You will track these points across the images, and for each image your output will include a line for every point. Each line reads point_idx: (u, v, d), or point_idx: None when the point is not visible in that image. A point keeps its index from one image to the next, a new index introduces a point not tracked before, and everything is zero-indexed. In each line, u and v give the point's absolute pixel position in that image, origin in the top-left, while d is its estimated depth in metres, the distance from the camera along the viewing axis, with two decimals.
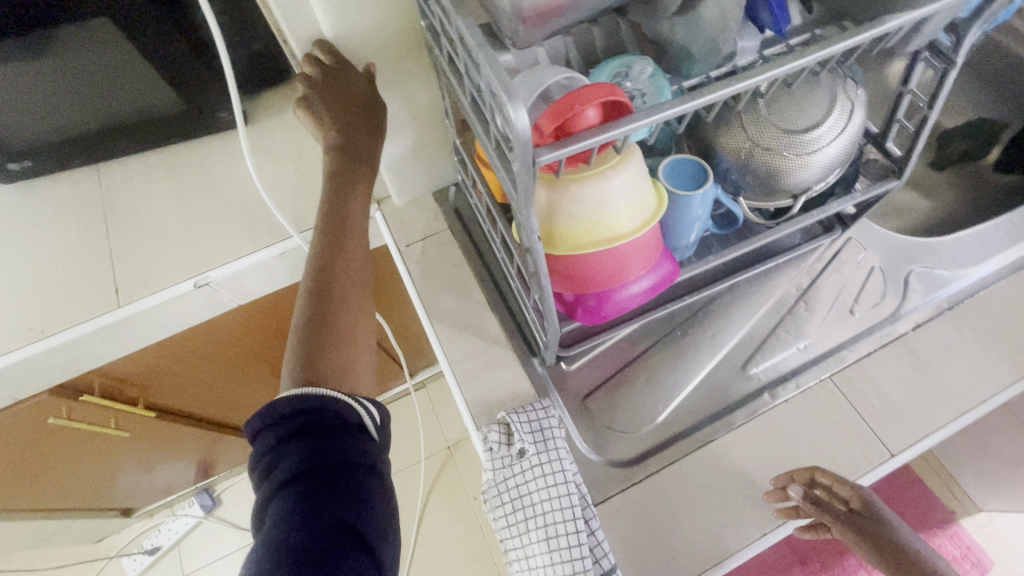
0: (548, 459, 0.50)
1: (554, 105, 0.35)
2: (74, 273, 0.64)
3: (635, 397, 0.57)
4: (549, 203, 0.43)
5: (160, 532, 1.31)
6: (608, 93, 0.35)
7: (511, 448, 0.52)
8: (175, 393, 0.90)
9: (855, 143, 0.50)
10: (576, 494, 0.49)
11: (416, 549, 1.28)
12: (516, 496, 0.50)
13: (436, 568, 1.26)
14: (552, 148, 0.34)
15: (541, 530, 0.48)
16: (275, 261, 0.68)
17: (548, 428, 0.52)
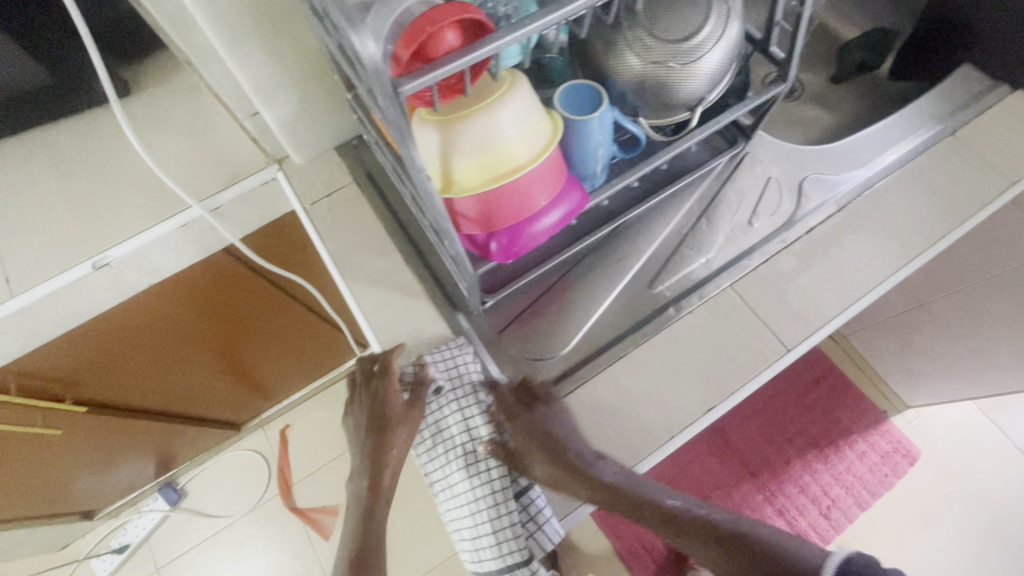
0: (464, 397, 0.52)
1: (408, 29, 0.32)
2: None
3: (550, 325, 0.59)
4: (441, 141, 0.42)
5: (126, 530, 1.29)
6: (462, 10, 0.33)
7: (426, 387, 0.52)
8: (107, 386, 0.88)
9: (736, 50, 0.51)
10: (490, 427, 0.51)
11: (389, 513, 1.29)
12: (438, 429, 0.52)
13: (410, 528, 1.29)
14: (414, 76, 0.32)
15: (461, 459, 0.51)
16: (178, 235, 0.65)
17: (467, 368, 0.53)
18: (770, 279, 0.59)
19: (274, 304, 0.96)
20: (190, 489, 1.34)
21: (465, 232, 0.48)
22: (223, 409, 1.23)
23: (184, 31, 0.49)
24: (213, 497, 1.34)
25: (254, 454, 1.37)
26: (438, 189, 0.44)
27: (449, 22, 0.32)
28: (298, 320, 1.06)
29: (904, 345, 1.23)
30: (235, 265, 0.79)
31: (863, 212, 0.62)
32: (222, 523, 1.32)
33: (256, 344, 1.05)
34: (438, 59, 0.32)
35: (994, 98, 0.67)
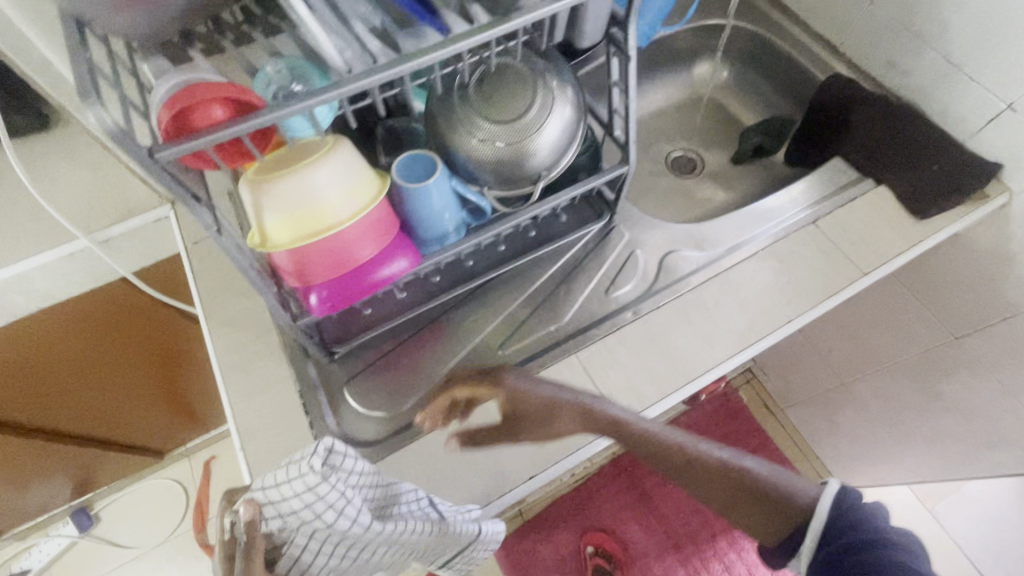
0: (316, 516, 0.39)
1: (174, 97, 0.35)
2: None
3: (396, 378, 0.60)
4: (251, 196, 0.44)
5: (31, 554, 1.26)
6: (228, 89, 0.35)
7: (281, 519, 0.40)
8: (7, 404, 0.88)
9: (568, 132, 0.54)
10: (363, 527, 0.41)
11: None
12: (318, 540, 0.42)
13: None
14: (170, 143, 0.34)
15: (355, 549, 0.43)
16: (63, 263, 0.68)
17: (309, 483, 0.39)
18: (614, 351, 0.60)
19: (171, 336, 0.97)
20: (104, 520, 1.31)
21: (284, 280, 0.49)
22: (131, 440, 1.21)
23: (57, 82, 0.53)
24: (126, 526, 1.31)
25: (170, 487, 1.35)
26: (247, 241, 0.46)
27: (210, 98, 0.35)
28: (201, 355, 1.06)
29: (832, 423, 1.21)
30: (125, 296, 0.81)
31: (717, 291, 0.63)
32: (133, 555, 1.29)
33: (157, 376, 1.05)
34: (198, 129, 0.35)
35: (857, 192, 0.70)
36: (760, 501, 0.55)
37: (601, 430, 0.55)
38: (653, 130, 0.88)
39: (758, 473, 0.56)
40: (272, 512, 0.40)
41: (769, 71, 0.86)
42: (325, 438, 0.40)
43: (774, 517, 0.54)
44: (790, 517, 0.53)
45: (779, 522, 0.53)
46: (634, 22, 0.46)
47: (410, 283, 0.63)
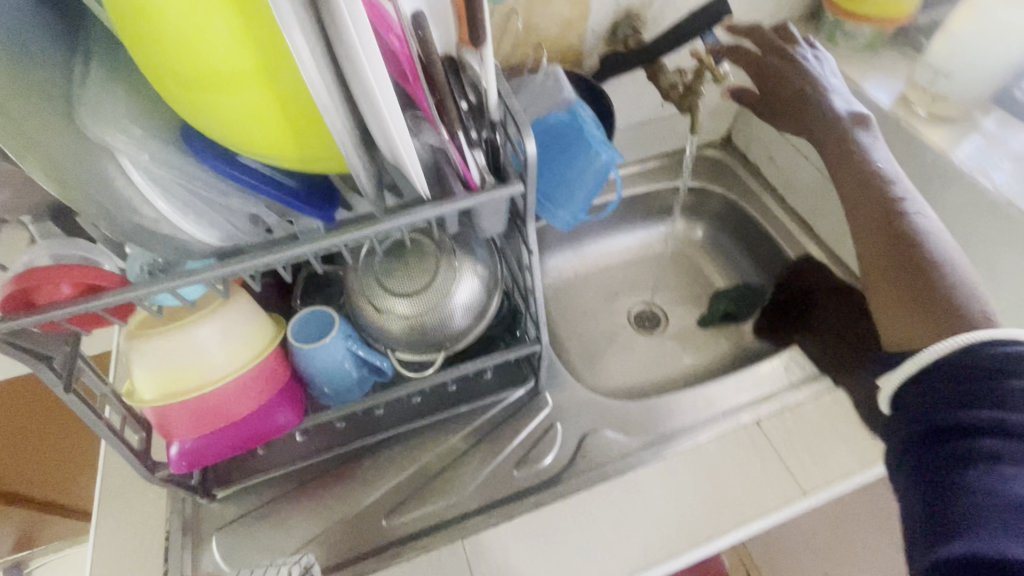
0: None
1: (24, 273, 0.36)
2: None
3: (268, 535, 0.56)
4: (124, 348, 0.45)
5: None
6: (72, 272, 0.36)
7: None
8: None
9: (474, 306, 0.52)
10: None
11: None
12: None
13: None
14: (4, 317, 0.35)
15: None
16: None
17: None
18: (505, 539, 0.55)
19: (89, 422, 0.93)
20: None
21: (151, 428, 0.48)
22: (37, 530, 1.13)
23: None
24: None
25: None
26: (110, 390, 0.46)
27: (51, 280, 0.36)
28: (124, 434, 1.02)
29: None
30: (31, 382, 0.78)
31: (634, 484, 0.58)
32: None
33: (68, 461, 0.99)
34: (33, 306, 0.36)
35: (813, 389, 0.64)
36: (908, 282, 0.43)
37: (834, 137, 0.54)
38: (617, 281, 0.86)
39: (934, 250, 0.44)
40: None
41: (746, 238, 0.83)
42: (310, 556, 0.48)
43: (902, 319, 0.43)
44: (939, 326, 0.40)
45: (918, 334, 0.41)
46: (533, 220, 0.45)
47: (309, 429, 0.60)
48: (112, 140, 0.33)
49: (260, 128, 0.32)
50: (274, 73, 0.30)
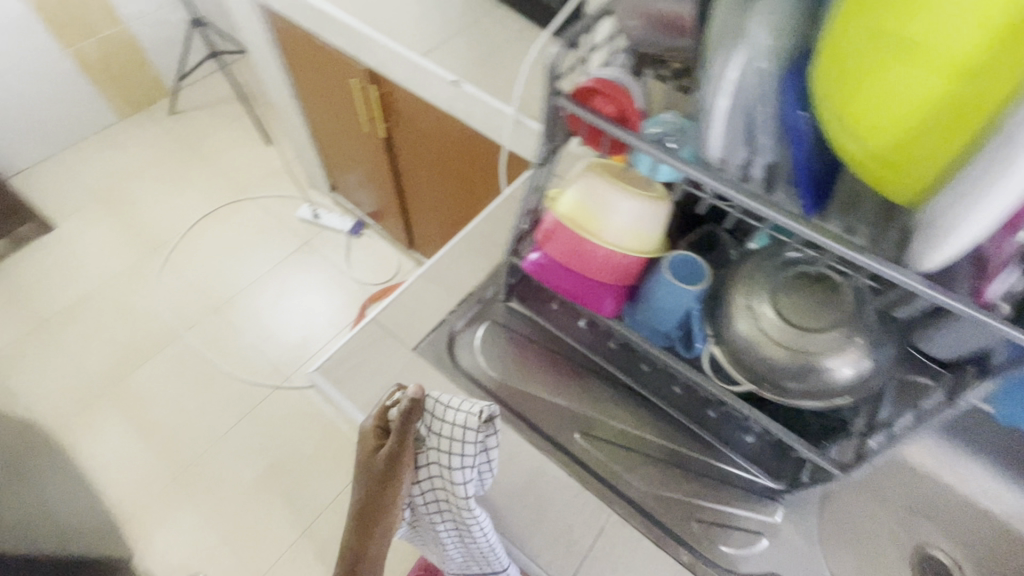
0: (453, 451, 0.53)
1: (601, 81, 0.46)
2: (429, 33, 1.01)
3: (516, 357, 0.66)
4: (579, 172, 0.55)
5: (329, 214, 1.86)
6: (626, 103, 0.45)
7: (434, 424, 0.55)
8: (401, 144, 1.28)
9: (822, 383, 0.47)
10: (469, 485, 0.53)
11: (294, 405, 1.52)
12: (439, 467, 0.54)
13: (300, 421, 1.49)
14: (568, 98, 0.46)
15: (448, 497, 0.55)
16: (490, 110, 0.92)
17: (466, 424, 0.52)
18: (641, 554, 0.55)
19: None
20: (360, 243, 1.84)
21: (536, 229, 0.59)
22: (414, 220, 1.62)
23: None
24: (362, 253, 1.81)
25: (392, 267, 1.79)
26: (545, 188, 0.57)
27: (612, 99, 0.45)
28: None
29: None
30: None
31: None
32: (343, 267, 1.78)
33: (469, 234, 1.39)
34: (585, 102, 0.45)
35: None
36: None
37: None
38: (937, 509, 0.68)
39: None
40: (433, 419, 0.55)
41: None
42: (493, 406, 0.52)
43: None
44: None
45: None
46: (995, 381, 0.37)
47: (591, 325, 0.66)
48: (751, 45, 0.38)
49: (875, 114, 0.33)
50: (953, 82, 0.30)
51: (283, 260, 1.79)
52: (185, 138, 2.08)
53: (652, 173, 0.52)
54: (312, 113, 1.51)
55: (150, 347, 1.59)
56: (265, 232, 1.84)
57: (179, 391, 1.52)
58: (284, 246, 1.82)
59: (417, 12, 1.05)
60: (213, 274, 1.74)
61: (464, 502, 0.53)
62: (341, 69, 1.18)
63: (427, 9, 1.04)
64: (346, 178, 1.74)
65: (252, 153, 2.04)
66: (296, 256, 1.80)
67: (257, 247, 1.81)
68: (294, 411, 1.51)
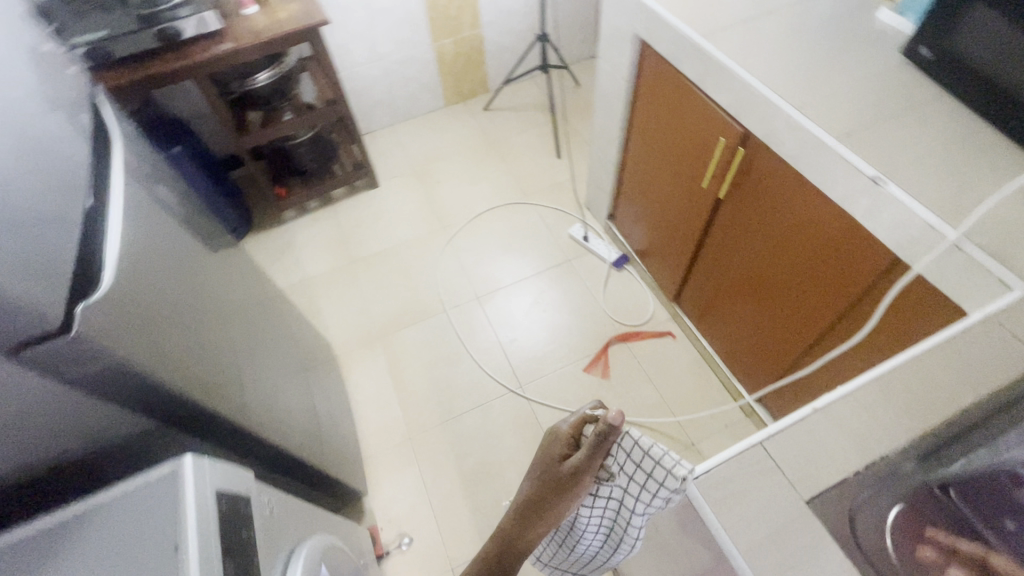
0: (643, 490, 0.59)
1: None
2: (849, 117, 0.89)
3: (933, 562, 0.54)
4: None
5: (598, 240, 1.89)
6: None
7: (634, 462, 0.60)
8: (734, 210, 1.20)
9: None
10: (641, 514, 0.61)
11: (520, 413, 1.57)
12: (626, 493, 0.61)
13: (523, 431, 1.54)
14: None
15: (621, 513, 0.63)
16: (918, 226, 0.77)
17: (666, 475, 0.57)
18: None
19: (824, 352, 1.10)
20: (619, 278, 1.83)
21: None
22: (694, 281, 1.53)
23: None
24: (618, 288, 1.80)
25: (645, 313, 1.73)
26: None
27: None
28: (798, 370, 1.19)
29: None
30: (890, 335, 0.91)
31: None
32: (596, 294, 1.79)
33: (767, 322, 1.24)
34: None
35: None
36: None
37: None
38: None
39: None
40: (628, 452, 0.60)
41: None
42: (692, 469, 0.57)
43: None
44: None
45: None
46: None
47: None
48: None
49: None
50: None
51: (544, 270, 1.87)
52: (491, 134, 2.31)
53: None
54: (635, 148, 1.52)
55: (421, 312, 1.80)
56: (536, 239, 1.95)
57: (431, 359, 1.69)
58: (548, 258, 1.89)
59: (836, 88, 0.94)
60: (483, 263, 1.90)
61: (632, 523, 0.62)
62: (707, 123, 1.14)
63: (849, 90, 0.93)
64: (632, 216, 1.73)
65: (543, 161, 2.17)
66: (557, 271, 1.86)
67: (525, 250, 1.92)
68: (518, 419, 1.56)
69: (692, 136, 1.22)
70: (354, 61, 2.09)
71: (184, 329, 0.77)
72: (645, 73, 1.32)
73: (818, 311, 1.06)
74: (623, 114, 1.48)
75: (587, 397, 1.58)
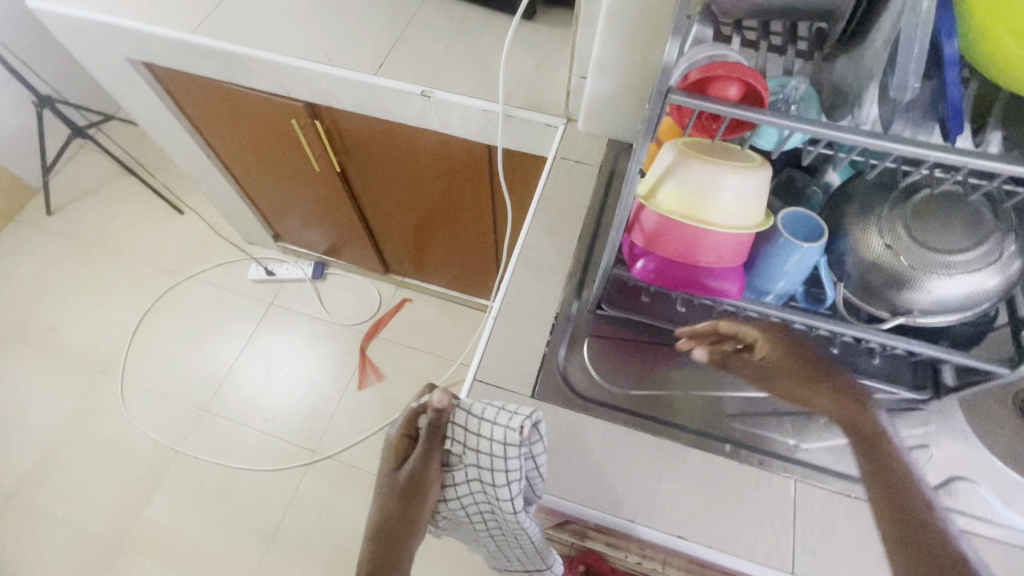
0: (496, 465, 0.53)
1: (709, 65, 0.44)
2: (370, 49, 0.90)
3: (627, 363, 0.64)
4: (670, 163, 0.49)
5: (283, 266, 1.71)
6: (750, 75, 0.43)
7: (473, 436, 0.54)
8: (360, 173, 1.17)
9: (976, 297, 0.46)
10: (512, 495, 0.54)
11: (332, 474, 1.43)
12: (483, 474, 0.54)
13: (347, 486, 1.41)
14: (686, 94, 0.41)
15: (493, 500, 0.56)
16: (475, 112, 0.84)
17: (507, 439, 0.52)
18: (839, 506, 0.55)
19: (507, 237, 1.21)
20: (330, 285, 1.70)
21: (632, 235, 0.56)
22: (386, 246, 1.51)
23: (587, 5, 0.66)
24: (334, 295, 1.69)
25: (374, 298, 1.67)
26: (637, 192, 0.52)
27: (732, 79, 0.43)
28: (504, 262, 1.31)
29: None
30: (528, 198, 1.04)
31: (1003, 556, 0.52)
32: (319, 316, 1.65)
33: (456, 241, 1.32)
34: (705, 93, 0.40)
35: None
36: None
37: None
38: None
39: None
40: (467, 429, 0.55)
41: None
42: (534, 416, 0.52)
43: None
44: None
45: None
46: None
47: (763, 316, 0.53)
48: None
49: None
50: None
51: (253, 331, 1.63)
52: (81, 234, 1.80)
53: (778, 145, 0.51)
54: (237, 166, 1.35)
55: (151, 475, 1.43)
56: (221, 308, 1.66)
57: (203, 509, 1.38)
58: (249, 316, 1.65)
59: (343, 27, 0.93)
60: (181, 373, 1.56)
61: (508, 506, 0.54)
62: (270, 111, 1.05)
63: (356, 24, 0.93)
64: (293, 225, 1.59)
65: (169, 226, 1.80)
66: (267, 321, 1.64)
67: (218, 326, 1.63)
68: (334, 482, 1.41)
69: (270, 130, 1.11)
70: None
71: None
72: (175, 91, 1.12)
73: (478, 212, 1.14)
74: (194, 141, 1.28)
75: (379, 409, 1.51)
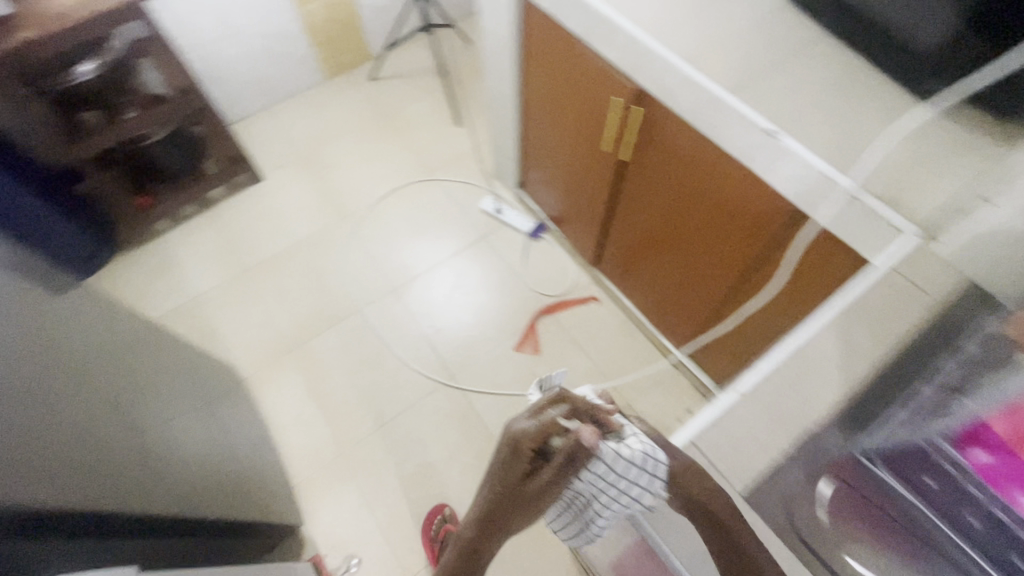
0: (617, 496, 0.55)
1: None
2: (738, 67, 0.86)
3: (865, 540, 0.53)
4: None
5: (511, 211, 1.81)
6: None
7: (611, 474, 0.53)
8: (637, 173, 1.15)
9: None
10: (609, 511, 0.57)
11: (456, 405, 1.51)
12: (596, 497, 0.56)
13: (462, 422, 1.49)
14: None
15: (585, 507, 0.59)
16: (815, 177, 0.75)
17: (643, 481, 0.53)
18: None
19: (738, 312, 1.11)
20: (539, 247, 1.76)
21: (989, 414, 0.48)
22: (609, 243, 1.49)
23: None
24: (537, 258, 1.75)
25: (568, 280, 1.69)
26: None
27: None
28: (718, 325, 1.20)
29: None
30: (799, 284, 0.92)
31: None
32: (516, 269, 1.72)
33: (682, 284, 1.24)
34: None
35: None
36: None
37: None
38: None
39: None
40: (603, 464, 0.53)
41: None
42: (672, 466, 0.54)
43: None
44: None
45: None
46: None
47: None
48: None
49: None
50: None
51: (459, 251, 1.76)
52: (383, 106, 2.11)
53: None
54: (533, 112, 1.43)
55: (334, 316, 1.66)
56: (446, 217, 1.83)
57: (353, 366, 1.58)
58: (462, 236, 1.79)
59: (722, 35, 0.89)
60: (392, 252, 1.77)
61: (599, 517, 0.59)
62: (600, 83, 1.07)
63: (735, 37, 0.89)
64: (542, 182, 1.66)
65: (443, 131, 2.02)
66: (474, 249, 1.77)
67: (436, 231, 1.80)
68: (454, 413, 1.50)
69: (587, 97, 1.14)
70: (205, 37, 1.80)
71: (12, 423, 0.59)
72: (530, 28, 1.21)
73: (728, 268, 1.05)
74: (514, 76, 1.37)
75: (521, 377, 1.54)
